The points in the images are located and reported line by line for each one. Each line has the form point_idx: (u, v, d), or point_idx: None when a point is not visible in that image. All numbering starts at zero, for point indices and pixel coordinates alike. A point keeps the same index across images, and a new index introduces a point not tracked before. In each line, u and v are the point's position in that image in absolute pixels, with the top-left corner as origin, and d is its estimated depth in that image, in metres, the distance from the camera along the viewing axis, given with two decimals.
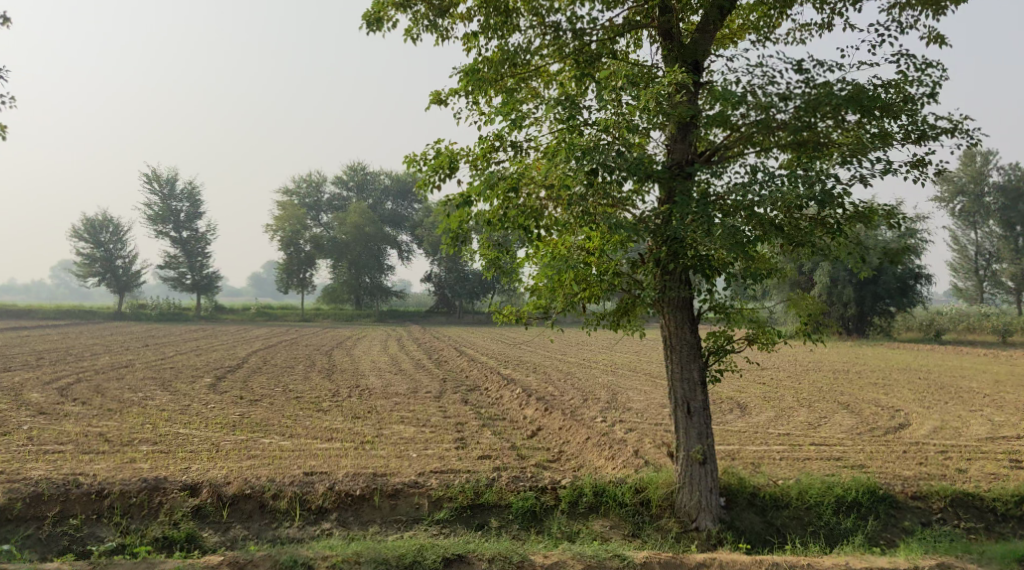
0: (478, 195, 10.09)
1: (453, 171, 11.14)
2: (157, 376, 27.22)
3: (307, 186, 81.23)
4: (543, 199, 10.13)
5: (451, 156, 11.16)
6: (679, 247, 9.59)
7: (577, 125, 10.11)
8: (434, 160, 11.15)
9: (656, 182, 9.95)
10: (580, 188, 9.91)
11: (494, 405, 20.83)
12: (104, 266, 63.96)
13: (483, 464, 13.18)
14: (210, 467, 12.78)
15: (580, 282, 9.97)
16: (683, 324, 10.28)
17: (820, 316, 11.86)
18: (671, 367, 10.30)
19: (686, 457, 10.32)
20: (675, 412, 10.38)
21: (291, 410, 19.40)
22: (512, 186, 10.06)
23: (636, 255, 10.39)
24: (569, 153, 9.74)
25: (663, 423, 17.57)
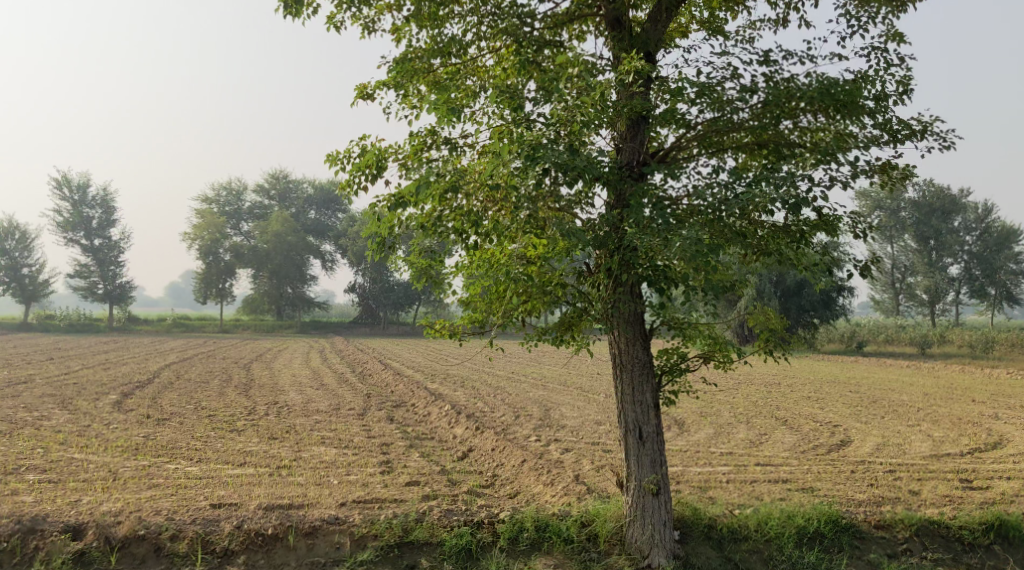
0: (410, 197, 9.02)
1: (380, 171, 10.05)
2: (57, 393, 25.43)
3: (227, 195, 78.69)
4: (482, 203, 9.13)
5: (378, 155, 10.05)
6: (633, 257, 8.58)
7: (519, 120, 9.17)
8: (358, 158, 10.03)
9: (606, 184, 9.01)
10: (526, 190, 8.95)
11: (421, 423, 19.73)
12: (8, 276, 60.70)
13: (412, 492, 12.11)
14: (103, 500, 11.43)
15: (524, 297, 9.02)
16: (634, 340, 9.39)
17: (783, 331, 11.03)
18: (621, 390, 9.42)
19: (638, 487, 9.45)
20: (626, 438, 9.49)
21: (202, 430, 17.99)
22: (449, 187, 9.01)
23: (583, 265, 9.46)
24: (514, 149, 8.77)
25: (600, 442, 16.72)
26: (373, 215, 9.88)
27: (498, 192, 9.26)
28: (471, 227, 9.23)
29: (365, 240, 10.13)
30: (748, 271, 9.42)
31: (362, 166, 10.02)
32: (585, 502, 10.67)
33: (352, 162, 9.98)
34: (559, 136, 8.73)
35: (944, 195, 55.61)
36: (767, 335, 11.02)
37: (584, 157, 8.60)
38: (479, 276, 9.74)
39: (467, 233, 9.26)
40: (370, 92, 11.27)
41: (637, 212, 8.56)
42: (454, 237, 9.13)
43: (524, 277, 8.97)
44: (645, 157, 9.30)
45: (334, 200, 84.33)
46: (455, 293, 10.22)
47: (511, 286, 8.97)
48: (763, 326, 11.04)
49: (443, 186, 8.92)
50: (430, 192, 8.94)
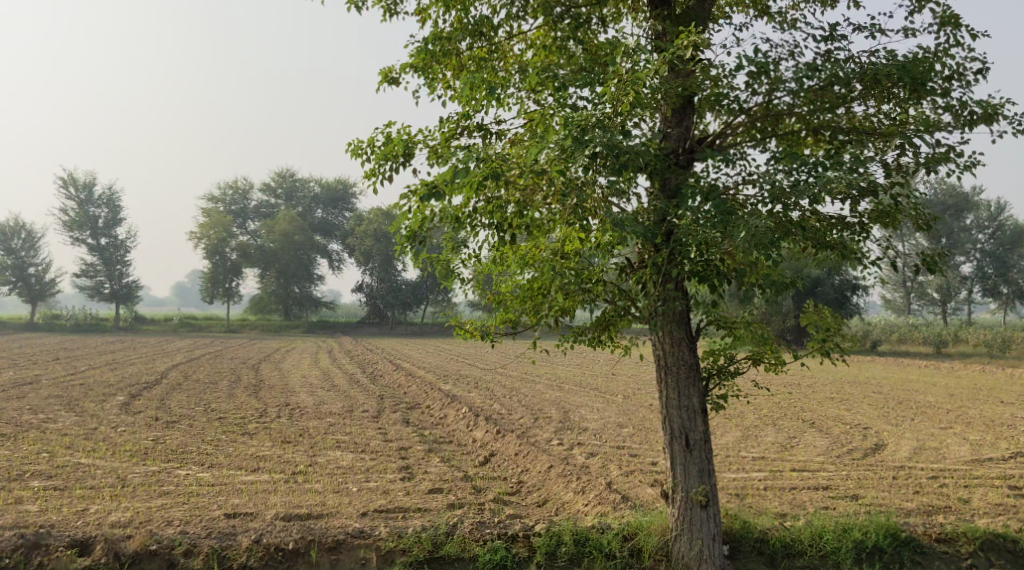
0: (443, 186, 8.41)
1: (407, 159, 9.47)
2: (63, 394, 24.88)
3: (233, 194, 78.14)
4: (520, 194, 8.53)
5: (405, 143, 9.47)
6: (684, 250, 7.94)
7: (561, 101, 8.52)
8: (384, 146, 9.44)
9: (651, 172, 8.38)
10: (570, 177, 8.30)
11: (437, 426, 19.12)
12: (15, 276, 60.24)
13: (437, 501, 11.50)
14: (111, 510, 10.83)
15: (564, 301, 8.39)
16: (680, 341, 8.77)
17: (839, 331, 10.24)
18: (665, 393, 8.80)
19: (685, 499, 8.83)
20: (671, 446, 8.88)
21: (213, 433, 17.41)
22: (488, 172, 8.36)
23: (625, 259, 8.84)
24: (555, 135, 8.18)
25: (626, 446, 16.10)
26: (401, 207, 9.35)
27: (535, 181, 8.70)
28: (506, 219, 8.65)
29: (393, 234, 9.69)
30: (801, 266, 8.87)
31: (388, 154, 9.43)
32: (624, 515, 10.08)
33: (376, 152, 9.39)
34: (604, 121, 8.14)
35: (957, 192, 54.81)
36: (822, 336, 10.22)
37: (631, 143, 7.98)
38: (512, 272, 9.20)
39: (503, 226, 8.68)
40: (394, 75, 10.65)
41: (687, 201, 7.92)
42: (488, 229, 8.51)
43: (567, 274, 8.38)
44: (695, 145, 8.68)
45: (342, 199, 83.69)
46: (484, 291, 9.66)
47: (552, 285, 8.40)
48: (818, 325, 10.24)
49: (480, 172, 8.30)
50: (464, 183, 8.33)
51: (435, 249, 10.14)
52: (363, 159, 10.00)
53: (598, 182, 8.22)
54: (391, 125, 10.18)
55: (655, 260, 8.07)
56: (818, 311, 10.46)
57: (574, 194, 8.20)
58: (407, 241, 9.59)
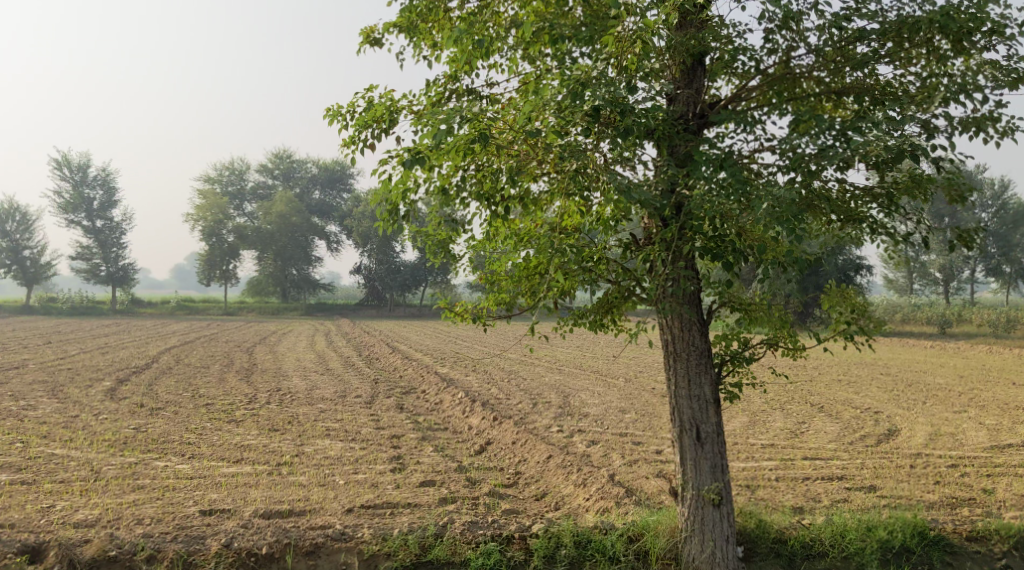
0: (431, 152, 7.64)
1: (390, 127, 8.70)
2: (49, 380, 24.18)
3: (229, 175, 77.25)
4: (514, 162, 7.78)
5: (388, 108, 8.70)
6: (698, 223, 7.17)
7: (563, 58, 7.74)
8: (365, 112, 8.66)
9: (660, 138, 7.61)
10: (572, 142, 7.54)
11: (432, 412, 18.39)
12: (9, 258, 59.51)
13: (427, 494, 10.78)
14: (79, 507, 10.14)
15: (561, 283, 7.62)
16: (690, 325, 8.06)
17: (866, 314, 9.43)
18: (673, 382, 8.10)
19: (695, 497, 8.14)
20: (681, 439, 8.18)
21: (198, 421, 16.69)
22: (481, 136, 7.59)
23: (630, 236, 8.08)
24: (553, 95, 7.42)
25: (628, 434, 15.39)
26: (385, 178, 8.61)
27: (530, 148, 7.96)
28: (499, 190, 7.90)
29: (375, 207, 8.96)
30: (822, 242, 8.17)
31: (370, 120, 8.66)
32: (629, 515, 9.39)
33: (356, 118, 8.61)
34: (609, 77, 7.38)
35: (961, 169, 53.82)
36: (847, 319, 9.44)
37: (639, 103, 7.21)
38: (507, 250, 8.48)
39: (494, 197, 7.92)
40: (377, 35, 9.85)
41: (702, 168, 7.14)
42: (479, 199, 7.74)
43: (566, 252, 7.62)
44: (706, 110, 7.95)
45: (339, 180, 82.88)
46: (476, 270, 8.92)
47: (551, 262, 7.67)
48: (841, 308, 9.48)
49: (469, 137, 7.54)
50: (453, 150, 7.57)
51: (423, 225, 9.43)
52: (342, 125, 9.22)
53: (601, 147, 7.47)
54: (373, 88, 9.40)
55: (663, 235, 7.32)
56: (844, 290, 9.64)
57: (575, 160, 7.44)
58: (390, 215, 8.87)
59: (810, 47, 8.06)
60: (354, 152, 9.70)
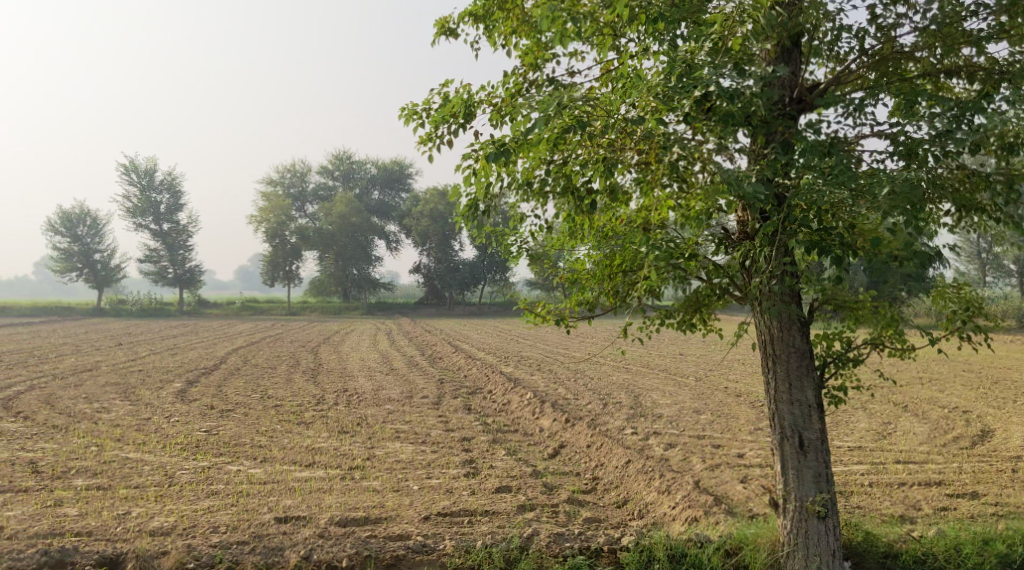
0: (517, 144, 7.27)
1: (468, 121, 8.40)
2: (121, 381, 24.46)
3: (291, 176, 78.05)
4: (603, 154, 7.43)
5: (466, 101, 8.38)
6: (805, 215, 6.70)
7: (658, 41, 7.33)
8: (442, 105, 8.34)
9: (759, 125, 7.16)
10: (667, 131, 7.13)
11: (501, 413, 18.08)
12: (81, 262, 60.86)
13: (505, 501, 10.43)
14: (154, 513, 10.00)
15: (655, 284, 7.26)
16: (791, 327, 7.78)
17: (980, 311, 8.63)
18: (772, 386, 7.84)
19: (799, 508, 7.84)
20: (782, 447, 7.90)
21: (268, 423, 16.62)
22: (569, 128, 7.21)
23: (725, 231, 7.65)
24: (647, 81, 7.05)
25: (706, 437, 14.88)
26: (464, 175, 8.29)
27: (621, 139, 7.57)
28: (587, 183, 7.56)
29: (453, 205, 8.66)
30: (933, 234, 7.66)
31: (447, 114, 8.34)
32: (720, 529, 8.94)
33: (433, 112, 8.32)
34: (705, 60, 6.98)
35: None
36: (963, 316, 8.60)
37: (741, 86, 6.79)
38: (591, 247, 8.11)
39: (583, 192, 7.58)
40: (449, 26, 9.55)
41: (811, 157, 6.66)
42: (567, 192, 7.38)
43: (660, 250, 7.25)
44: (804, 93, 7.52)
45: (398, 179, 83.31)
46: (558, 270, 8.57)
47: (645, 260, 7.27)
48: (955, 304, 8.71)
49: (558, 128, 7.21)
50: (541, 141, 7.24)
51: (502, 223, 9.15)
52: (417, 121, 8.94)
53: (696, 135, 7.07)
54: (447, 81, 9.10)
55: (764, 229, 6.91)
56: (956, 285, 8.88)
57: (671, 149, 7.05)
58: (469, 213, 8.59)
59: (916, 26, 7.56)
60: (429, 148, 9.40)
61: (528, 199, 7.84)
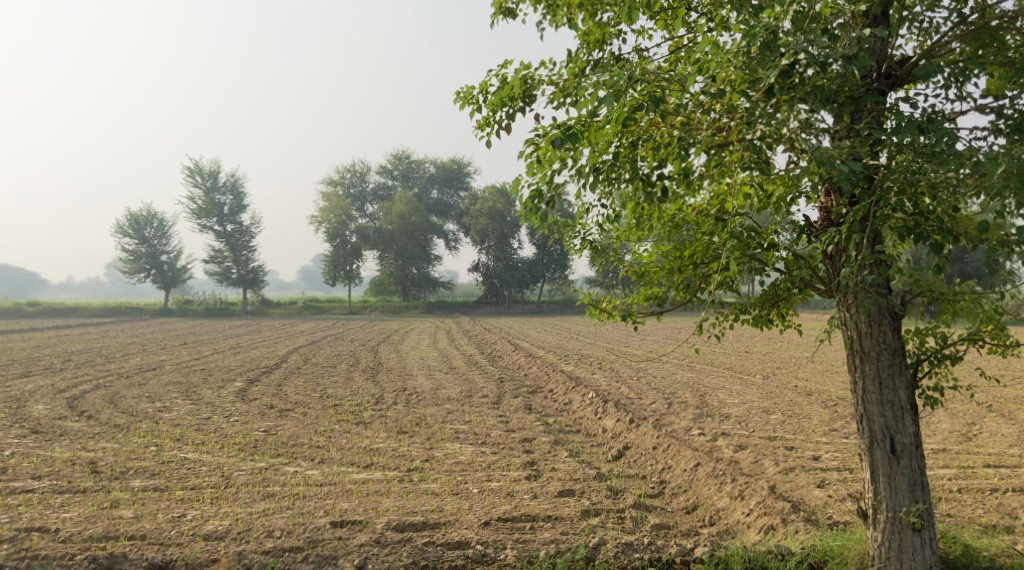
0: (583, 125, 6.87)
1: (528, 105, 8.04)
2: (183, 381, 24.59)
3: (351, 176, 78.58)
4: (676, 133, 7.03)
5: (525, 84, 8.00)
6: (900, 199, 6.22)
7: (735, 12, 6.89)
8: (500, 88, 7.96)
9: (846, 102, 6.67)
10: (745, 109, 6.68)
11: (563, 413, 17.62)
12: (148, 263, 61.96)
13: (568, 506, 9.97)
14: (209, 516, 9.78)
15: (735, 277, 6.80)
16: (882, 322, 7.39)
17: None
18: (860, 385, 7.47)
19: (892, 519, 7.47)
20: (873, 451, 7.54)
21: (327, 423, 16.41)
22: (638, 107, 6.80)
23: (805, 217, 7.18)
24: (726, 52, 6.64)
25: (778, 439, 14.23)
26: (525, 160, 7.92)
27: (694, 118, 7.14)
28: (660, 165, 7.17)
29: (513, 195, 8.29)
30: None
31: (505, 97, 7.96)
32: (801, 548, 8.33)
33: (491, 97, 7.97)
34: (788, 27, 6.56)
35: None
36: None
37: (827, 59, 6.33)
38: (662, 236, 7.70)
39: (656, 174, 7.18)
40: (507, 7, 9.20)
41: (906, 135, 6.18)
42: (636, 176, 6.97)
43: (739, 238, 6.81)
44: (893, 68, 7.07)
45: (456, 178, 83.34)
46: (625, 260, 8.17)
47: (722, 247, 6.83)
48: None
49: (628, 105, 6.82)
50: (611, 120, 6.86)
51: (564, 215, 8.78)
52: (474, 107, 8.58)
53: (779, 112, 6.63)
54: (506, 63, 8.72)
55: (853, 215, 6.45)
56: None
57: (752, 126, 6.62)
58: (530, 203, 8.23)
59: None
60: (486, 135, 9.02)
61: (594, 185, 7.46)
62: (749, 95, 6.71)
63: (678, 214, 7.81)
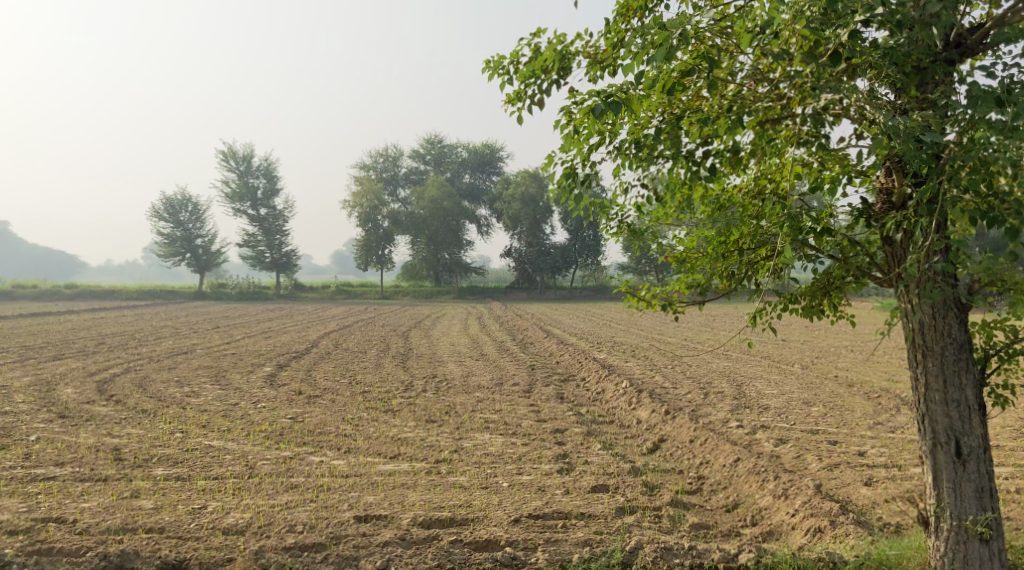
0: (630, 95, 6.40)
1: (563, 77, 7.61)
2: (213, 365, 24.43)
3: (383, 161, 78.40)
4: (729, 105, 6.57)
5: (561, 55, 7.53)
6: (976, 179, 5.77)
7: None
8: (534, 59, 7.48)
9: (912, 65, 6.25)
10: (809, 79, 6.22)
11: (596, 403, 17.17)
12: (182, 246, 62.24)
13: (602, 503, 9.53)
14: (230, 508, 9.46)
15: (789, 264, 6.37)
16: (949, 319, 7.06)
17: None
18: (924, 385, 7.16)
19: (957, 527, 7.16)
20: (936, 454, 7.22)
21: (354, 410, 16.11)
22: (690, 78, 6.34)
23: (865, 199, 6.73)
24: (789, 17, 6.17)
25: (821, 433, 13.67)
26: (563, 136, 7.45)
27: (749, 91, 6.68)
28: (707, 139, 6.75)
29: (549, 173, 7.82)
30: None
31: (539, 70, 7.48)
32: (852, 558, 7.81)
33: (524, 68, 7.50)
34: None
35: None
36: None
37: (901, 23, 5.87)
38: (709, 218, 7.25)
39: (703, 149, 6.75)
40: None
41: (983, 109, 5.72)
42: (687, 152, 6.51)
43: (793, 221, 6.37)
44: (963, 36, 6.74)
45: (489, 163, 82.86)
46: (668, 246, 7.73)
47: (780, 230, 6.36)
48: None
49: (675, 72, 6.40)
50: (656, 88, 6.45)
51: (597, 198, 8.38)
52: (505, 79, 8.15)
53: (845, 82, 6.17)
54: (539, 31, 8.21)
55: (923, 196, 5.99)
56: None
57: (810, 97, 6.18)
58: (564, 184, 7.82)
59: None
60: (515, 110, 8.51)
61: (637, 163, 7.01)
62: (807, 64, 6.26)
63: (725, 196, 7.41)
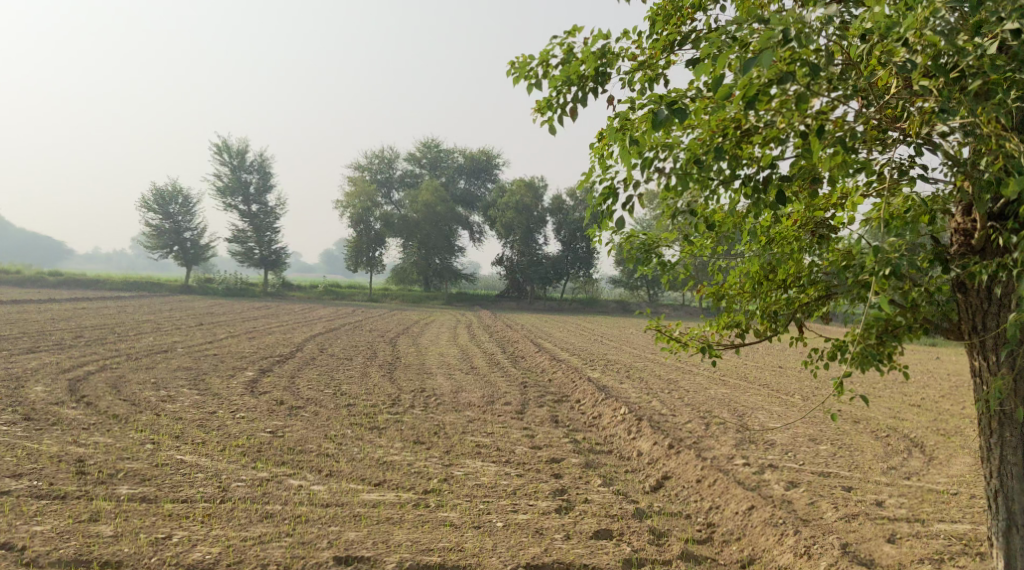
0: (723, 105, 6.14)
1: (606, 82, 7.18)
2: (193, 367, 23.44)
3: (379, 162, 77.48)
4: (814, 126, 6.37)
5: (609, 57, 7.10)
6: None
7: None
8: (580, 56, 7.00)
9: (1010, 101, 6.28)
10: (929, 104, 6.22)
11: (592, 429, 16.35)
12: (171, 239, 61.20)
13: (606, 553, 8.75)
14: (197, 540, 8.62)
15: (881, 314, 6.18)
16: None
17: None
18: (998, 453, 7.67)
19: None
20: (1009, 532, 7.70)
21: (338, 426, 15.23)
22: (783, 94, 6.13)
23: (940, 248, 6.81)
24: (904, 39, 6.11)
25: (833, 476, 12.93)
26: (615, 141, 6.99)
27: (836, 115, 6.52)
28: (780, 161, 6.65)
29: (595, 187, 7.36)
30: None
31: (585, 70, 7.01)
32: None
33: (567, 66, 7.02)
34: (941, 14, 6.18)
35: None
36: None
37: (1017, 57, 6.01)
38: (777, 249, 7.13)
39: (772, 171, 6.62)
40: None
41: None
42: (775, 173, 6.27)
43: (891, 260, 6.18)
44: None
45: (484, 170, 81.96)
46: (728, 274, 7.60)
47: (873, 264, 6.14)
48: None
49: (764, 82, 6.22)
50: (737, 95, 6.23)
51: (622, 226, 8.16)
52: (535, 80, 7.59)
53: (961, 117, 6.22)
54: (574, 29, 7.70)
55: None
56: None
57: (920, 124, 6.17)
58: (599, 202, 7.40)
59: None
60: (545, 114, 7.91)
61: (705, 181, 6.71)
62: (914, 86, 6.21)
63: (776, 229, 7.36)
